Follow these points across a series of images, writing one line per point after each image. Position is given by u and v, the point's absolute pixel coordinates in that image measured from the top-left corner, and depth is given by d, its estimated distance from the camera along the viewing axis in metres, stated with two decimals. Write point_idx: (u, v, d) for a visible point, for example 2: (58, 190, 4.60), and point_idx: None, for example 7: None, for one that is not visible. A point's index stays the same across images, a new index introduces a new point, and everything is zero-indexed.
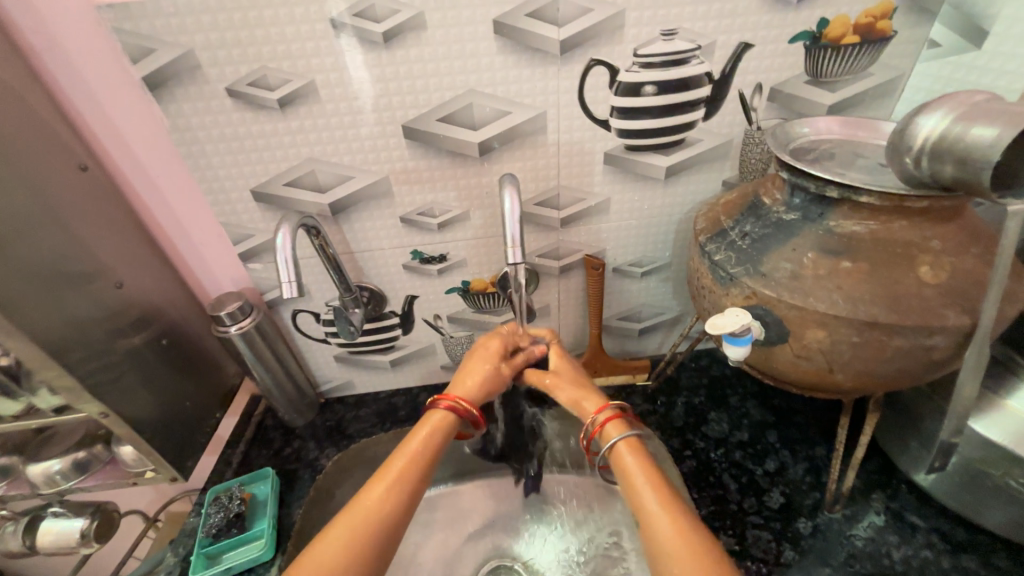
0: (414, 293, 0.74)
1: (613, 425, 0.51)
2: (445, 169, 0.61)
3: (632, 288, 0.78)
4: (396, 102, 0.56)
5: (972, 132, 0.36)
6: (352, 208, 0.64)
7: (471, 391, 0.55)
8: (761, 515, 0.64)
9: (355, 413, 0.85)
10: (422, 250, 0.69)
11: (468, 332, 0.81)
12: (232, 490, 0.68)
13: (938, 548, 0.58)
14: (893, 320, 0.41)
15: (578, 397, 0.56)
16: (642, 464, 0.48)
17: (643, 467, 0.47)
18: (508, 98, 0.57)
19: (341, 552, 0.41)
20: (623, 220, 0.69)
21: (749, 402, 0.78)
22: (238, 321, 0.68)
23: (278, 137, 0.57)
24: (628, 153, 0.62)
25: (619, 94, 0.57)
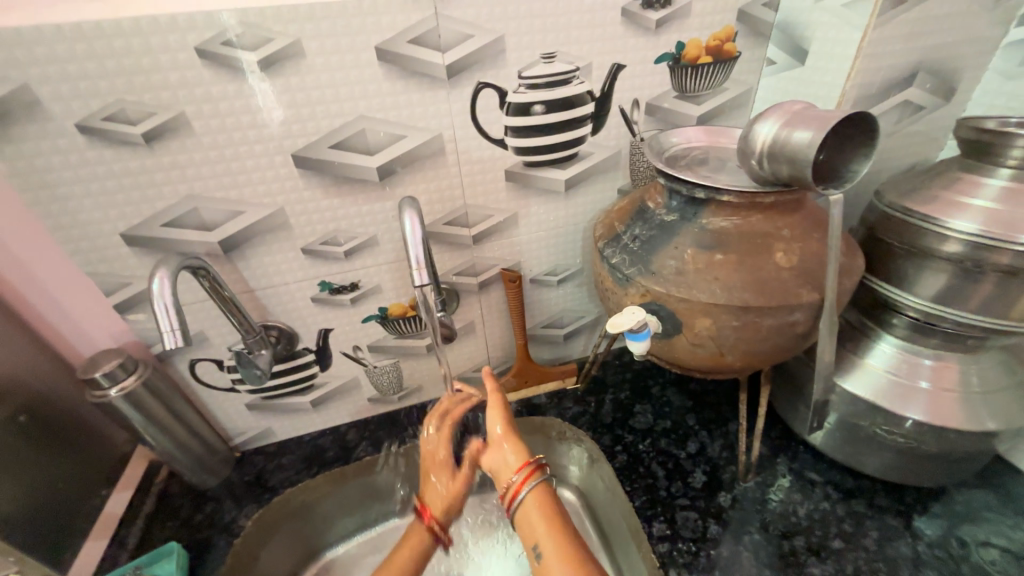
0: (329, 326, 0.71)
1: (527, 481, 0.52)
2: (345, 196, 0.60)
3: (551, 297, 0.81)
4: (281, 132, 0.54)
5: (796, 137, 0.42)
6: (246, 244, 0.60)
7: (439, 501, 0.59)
8: (688, 496, 0.68)
9: (277, 462, 0.79)
10: (330, 280, 0.66)
11: (392, 360, 0.78)
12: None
13: (833, 498, 0.66)
14: (761, 302, 0.46)
15: (504, 455, 0.56)
16: (546, 515, 0.49)
17: (547, 517, 0.49)
18: (402, 122, 0.57)
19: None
20: (532, 233, 0.72)
21: (670, 390, 0.84)
22: (118, 382, 0.60)
23: (147, 174, 0.52)
24: (528, 169, 0.65)
25: (511, 114, 0.60)
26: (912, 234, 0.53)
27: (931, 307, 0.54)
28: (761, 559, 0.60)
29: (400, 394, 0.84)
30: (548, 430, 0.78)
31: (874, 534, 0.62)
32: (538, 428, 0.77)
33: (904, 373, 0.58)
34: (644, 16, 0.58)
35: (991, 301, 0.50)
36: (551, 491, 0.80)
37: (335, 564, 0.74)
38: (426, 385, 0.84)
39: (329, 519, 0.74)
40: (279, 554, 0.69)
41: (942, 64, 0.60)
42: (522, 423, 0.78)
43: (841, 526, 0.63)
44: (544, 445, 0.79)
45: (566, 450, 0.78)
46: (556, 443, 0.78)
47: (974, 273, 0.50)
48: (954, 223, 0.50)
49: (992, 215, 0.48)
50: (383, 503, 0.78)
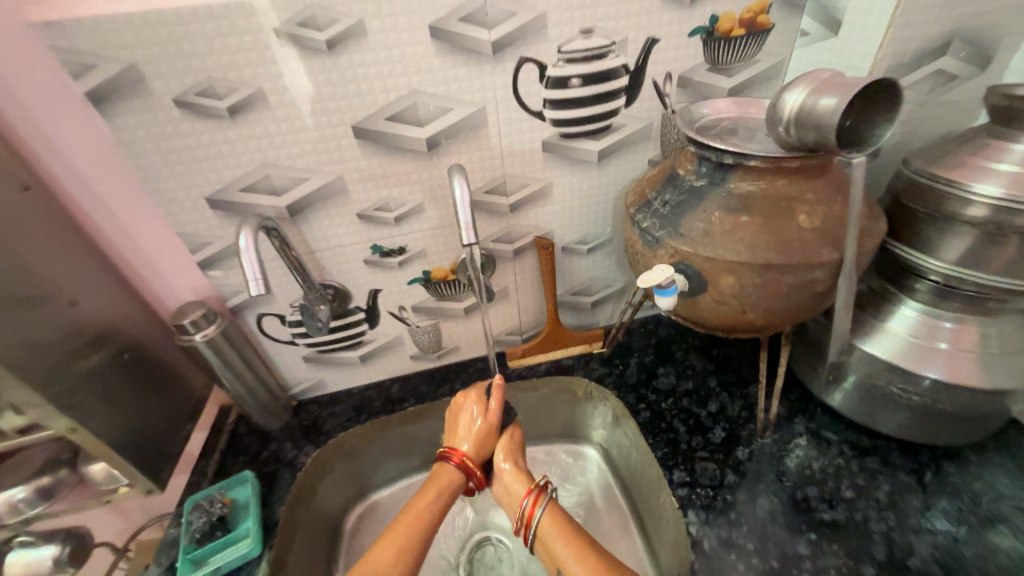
0: (378, 287, 0.78)
1: (538, 505, 0.58)
2: (397, 165, 0.66)
3: (580, 265, 0.86)
4: (344, 105, 0.60)
5: (823, 104, 0.45)
6: (309, 208, 0.66)
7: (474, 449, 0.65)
8: (707, 449, 0.73)
9: (330, 410, 0.87)
10: (381, 244, 0.73)
11: (433, 320, 0.85)
12: (211, 497, 0.68)
13: (848, 454, 0.69)
14: (782, 261, 0.50)
15: (511, 487, 0.62)
16: (560, 529, 0.56)
17: (562, 533, 0.56)
18: (450, 96, 0.62)
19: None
20: (565, 202, 0.76)
21: (692, 355, 0.88)
22: (202, 329, 0.68)
23: (229, 144, 0.59)
24: (563, 141, 0.69)
25: (550, 88, 0.64)
26: (937, 199, 0.55)
27: (947, 269, 0.56)
28: (775, 505, 0.65)
29: (439, 353, 0.91)
30: (575, 390, 0.85)
31: (886, 487, 0.65)
32: (566, 387, 0.84)
33: (923, 334, 0.61)
34: None
35: (1012, 263, 0.53)
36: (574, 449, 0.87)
37: (378, 507, 0.83)
38: (462, 346, 0.91)
39: (376, 463, 0.83)
40: (333, 489, 0.78)
41: (979, 33, 0.60)
42: (551, 382, 0.85)
43: (854, 479, 0.67)
44: (571, 405, 0.86)
45: (591, 410, 0.84)
46: (580, 404, 0.85)
47: (998, 236, 0.52)
48: (978, 187, 0.52)
49: (1016, 178, 0.50)
50: (424, 451, 0.86)
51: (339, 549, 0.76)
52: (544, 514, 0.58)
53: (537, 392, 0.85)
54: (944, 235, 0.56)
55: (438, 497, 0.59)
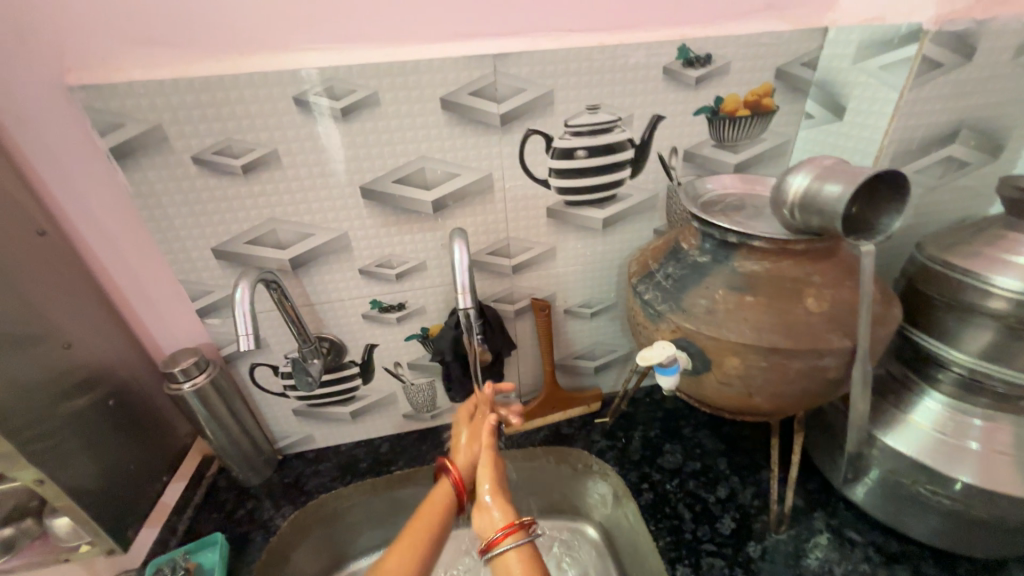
0: (375, 341, 0.76)
1: (511, 534, 0.49)
2: (401, 224, 0.66)
3: (583, 329, 0.84)
4: (353, 168, 0.61)
5: (828, 191, 0.44)
6: (312, 262, 0.67)
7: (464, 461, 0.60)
8: (715, 542, 0.66)
9: (315, 467, 0.83)
10: (381, 299, 0.72)
11: (429, 378, 0.83)
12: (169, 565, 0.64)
13: (874, 561, 0.62)
14: (789, 345, 0.47)
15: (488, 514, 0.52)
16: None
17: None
18: (457, 162, 0.64)
19: None
20: (569, 266, 0.76)
21: (701, 432, 0.83)
22: (191, 378, 0.67)
23: (241, 199, 0.61)
24: (568, 208, 0.70)
25: (555, 158, 0.66)
26: (954, 287, 0.53)
27: (963, 360, 0.54)
28: None
29: (433, 413, 0.87)
30: (573, 461, 0.79)
31: None
32: (562, 458, 0.79)
33: (950, 430, 0.56)
34: (684, 74, 0.63)
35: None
36: (572, 526, 0.80)
37: None
38: (458, 407, 0.88)
39: (357, 530, 0.77)
40: (309, 557, 0.73)
41: (988, 123, 0.60)
42: (552, 453, 0.79)
43: None
44: (569, 477, 0.80)
45: (591, 484, 0.78)
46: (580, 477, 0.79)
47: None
48: (998, 280, 0.49)
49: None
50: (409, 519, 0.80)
51: None
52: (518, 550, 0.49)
53: (532, 462, 0.80)
54: (961, 324, 0.54)
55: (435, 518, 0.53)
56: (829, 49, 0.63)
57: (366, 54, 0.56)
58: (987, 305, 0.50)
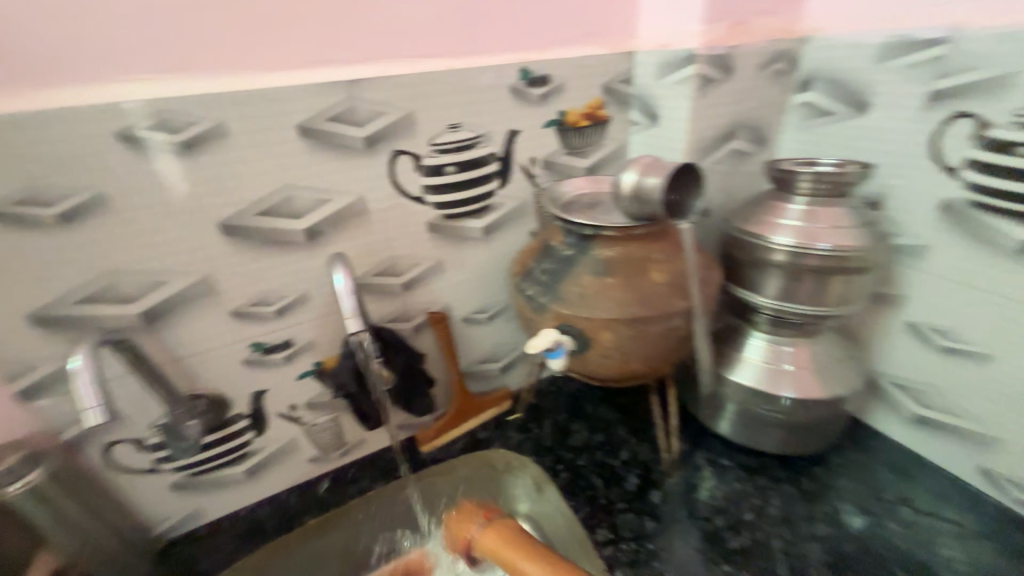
0: (262, 387, 0.71)
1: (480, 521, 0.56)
2: (274, 258, 0.63)
3: (482, 334, 0.87)
4: (207, 204, 0.57)
5: (650, 184, 0.54)
6: (170, 313, 0.60)
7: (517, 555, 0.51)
8: (625, 500, 0.74)
9: (208, 545, 0.73)
10: (262, 340, 0.67)
11: (332, 414, 0.79)
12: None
13: (742, 477, 0.76)
14: (645, 313, 0.56)
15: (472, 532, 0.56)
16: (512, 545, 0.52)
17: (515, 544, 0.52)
18: (327, 187, 0.63)
19: None
20: (459, 276, 0.79)
21: (601, 406, 0.92)
22: (19, 479, 0.55)
23: (63, 253, 0.52)
24: (447, 221, 0.73)
25: (426, 175, 0.69)
26: (752, 248, 0.68)
27: (771, 305, 0.69)
28: (692, 544, 0.67)
29: (342, 450, 0.83)
30: (494, 462, 0.80)
31: (776, 502, 0.72)
32: (484, 462, 0.79)
33: (773, 359, 0.71)
34: (529, 93, 0.71)
35: (815, 295, 0.66)
36: None
37: None
38: (369, 437, 0.85)
39: None
40: None
41: (755, 122, 0.79)
42: (472, 461, 0.79)
43: (751, 500, 0.72)
44: (494, 479, 0.80)
45: (514, 480, 0.80)
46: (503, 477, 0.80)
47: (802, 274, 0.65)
48: (777, 238, 0.65)
49: (799, 230, 0.64)
50: None
51: None
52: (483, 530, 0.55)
53: (453, 474, 0.79)
54: (763, 277, 0.69)
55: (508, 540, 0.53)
56: (640, 69, 0.76)
57: (204, 83, 0.53)
58: (774, 258, 0.66)
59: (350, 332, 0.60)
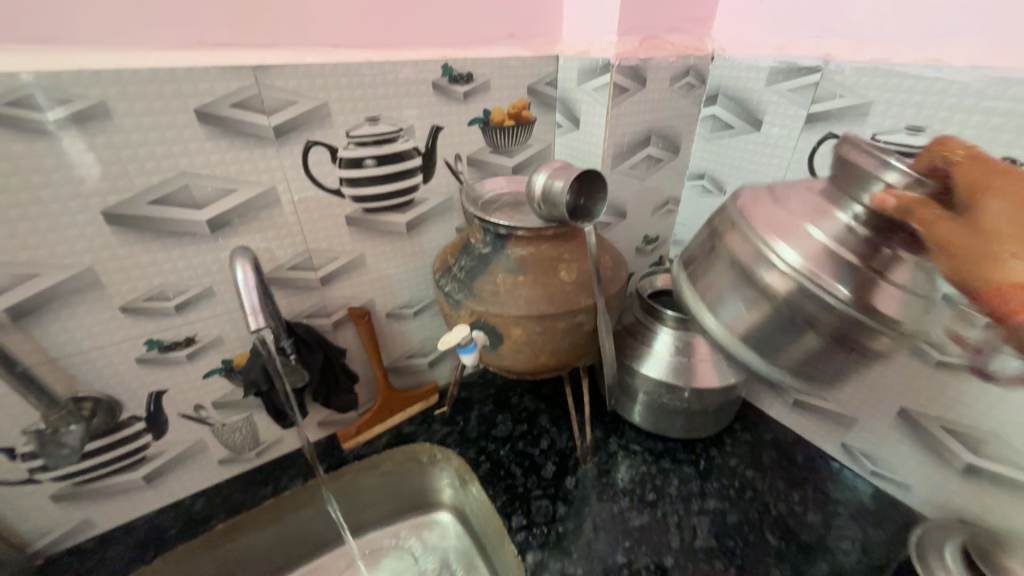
0: (161, 387, 0.66)
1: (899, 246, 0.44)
2: (171, 250, 0.59)
3: (407, 328, 0.87)
4: (87, 190, 0.52)
5: (557, 186, 0.57)
6: (44, 309, 0.55)
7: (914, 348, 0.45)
8: (541, 486, 0.78)
9: (99, 556, 0.68)
10: (159, 338, 0.63)
11: (244, 414, 0.76)
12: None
13: (648, 461, 0.82)
14: (552, 311, 0.60)
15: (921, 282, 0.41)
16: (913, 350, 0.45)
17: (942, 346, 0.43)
18: (231, 177, 0.60)
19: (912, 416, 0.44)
20: (382, 271, 0.78)
21: (525, 398, 0.95)
22: None
23: None
24: (368, 215, 0.72)
25: (344, 168, 0.67)
26: None
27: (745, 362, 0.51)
28: (598, 524, 0.73)
29: (258, 450, 0.80)
30: (418, 456, 0.84)
31: (675, 482, 0.79)
32: (407, 455, 0.83)
33: (788, 390, 0.51)
34: (452, 89, 0.71)
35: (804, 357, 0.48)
36: (424, 519, 0.83)
37: None
38: (286, 436, 0.82)
39: None
40: None
41: (668, 131, 0.85)
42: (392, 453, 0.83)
43: (653, 481, 0.79)
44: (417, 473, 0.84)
45: (438, 473, 0.84)
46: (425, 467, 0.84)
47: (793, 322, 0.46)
48: (781, 251, 0.45)
49: (819, 250, 0.44)
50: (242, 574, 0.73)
51: None
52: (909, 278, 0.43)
53: (377, 469, 0.82)
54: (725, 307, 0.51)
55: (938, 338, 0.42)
56: (562, 73, 0.79)
57: (75, 56, 0.48)
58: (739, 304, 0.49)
59: (250, 330, 0.56)
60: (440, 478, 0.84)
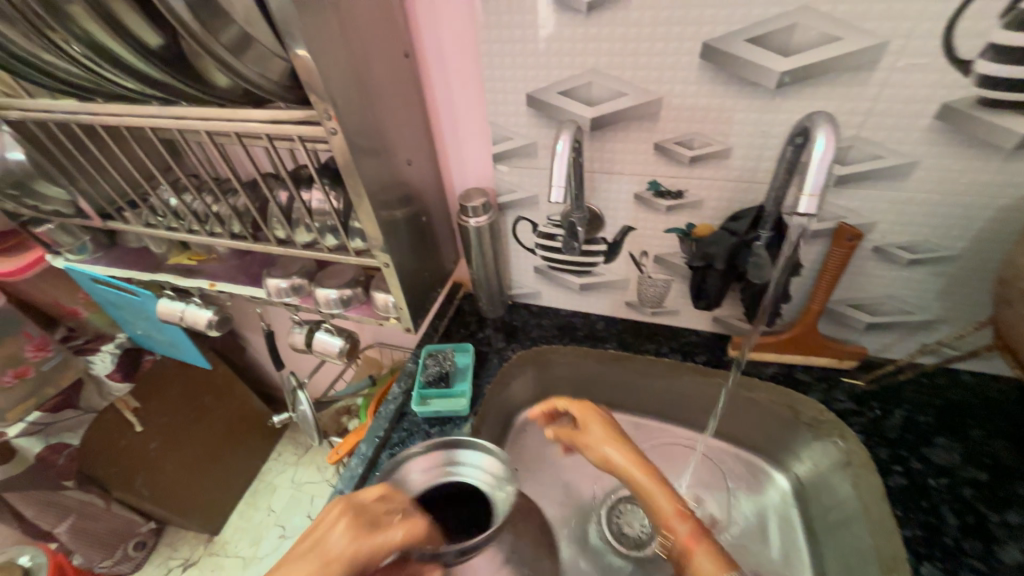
0: (634, 224, 0.74)
1: (681, 520, 0.54)
2: (728, 98, 0.57)
3: (886, 274, 0.67)
4: (707, 14, 0.52)
5: None
6: (610, 126, 0.64)
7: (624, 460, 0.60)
8: (986, 563, 0.56)
9: (537, 320, 0.93)
10: (661, 182, 0.67)
11: (668, 276, 0.80)
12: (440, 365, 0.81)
13: None
14: None
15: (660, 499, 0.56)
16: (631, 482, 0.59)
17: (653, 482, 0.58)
18: (846, 20, 0.49)
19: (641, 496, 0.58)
20: (921, 194, 0.58)
21: (997, 442, 0.66)
22: (477, 216, 0.76)
23: (572, 42, 0.58)
24: (977, 109, 0.50)
25: (1009, 28, 0.45)
26: None
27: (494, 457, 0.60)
28: None
29: (655, 310, 0.87)
30: (799, 411, 0.75)
31: None
32: (789, 403, 0.75)
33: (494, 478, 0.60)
34: None
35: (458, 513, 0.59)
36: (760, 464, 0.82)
37: None
38: (682, 312, 0.85)
39: (557, 382, 0.90)
40: (523, 385, 0.88)
41: None
42: (773, 391, 0.76)
43: None
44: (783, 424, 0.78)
45: (810, 439, 0.75)
46: (810, 425, 0.74)
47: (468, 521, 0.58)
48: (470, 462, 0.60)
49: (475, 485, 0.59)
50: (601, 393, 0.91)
51: (507, 439, 0.87)
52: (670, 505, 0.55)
53: (750, 393, 0.78)
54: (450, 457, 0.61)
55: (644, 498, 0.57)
56: None
57: None
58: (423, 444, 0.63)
59: (793, 211, 0.49)
60: (805, 446, 0.76)
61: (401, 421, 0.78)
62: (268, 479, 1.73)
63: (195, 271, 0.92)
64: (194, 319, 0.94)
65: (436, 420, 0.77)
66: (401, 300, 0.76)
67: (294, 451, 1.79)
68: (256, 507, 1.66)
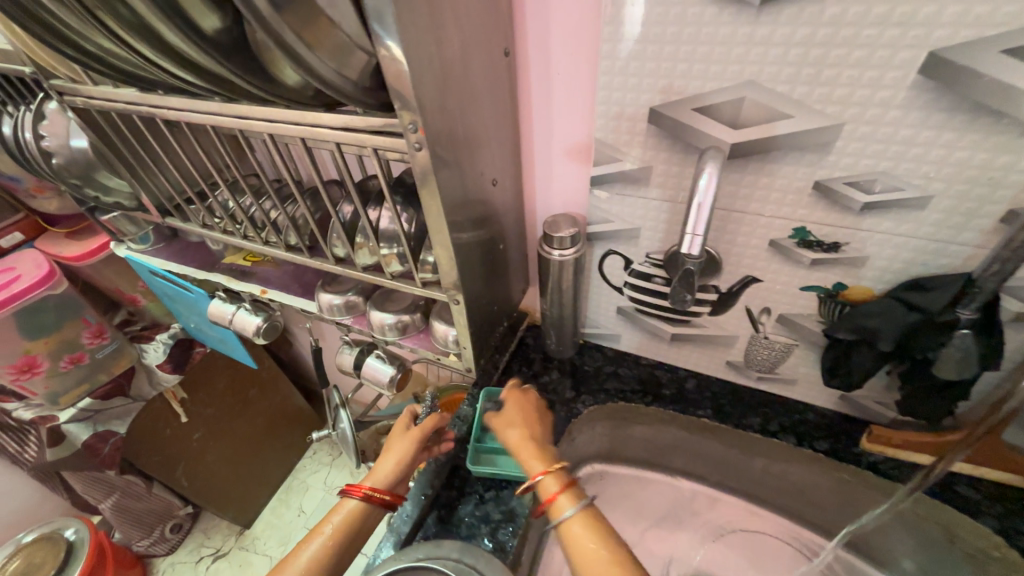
0: (759, 275, 0.60)
1: (552, 471, 0.53)
2: (945, 131, 0.41)
3: None
4: (948, 12, 0.36)
5: None
6: (758, 156, 0.49)
7: (552, 481, 0.52)
8: None
9: (613, 367, 0.80)
10: (812, 230, 0.52)
11: (792, 341, 0.64)
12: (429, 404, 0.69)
13: None
14: None
15: (560, 505, 0.50)
16: (584, 519, 0.48)
17: (587, 521, 0.48)
18: None
19: (599, 546, 0.46)
20: None
21: None
22: (562, 249, 0.63)
23: (727, 45, 0.44)
24: None
25: None
26: None
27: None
28: None
29: (764, 376, 0.71)
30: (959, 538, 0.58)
31: None
32: (949, 527, 0.58)
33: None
34: None
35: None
36: None
37: (619, 483, 0.79)
38: (801, 382, 0.69)
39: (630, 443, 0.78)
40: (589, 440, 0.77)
41: None
42: (928, 508, 0.59)
43: None
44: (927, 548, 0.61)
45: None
46: (972, 558, 0.57)
47: None
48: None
49: None
50: (683, 461, 0.78)
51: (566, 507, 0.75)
52: (565, 491, 0.51)
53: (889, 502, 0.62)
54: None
55: (585, 544, 0.46)
56: None
57: None
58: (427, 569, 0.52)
59: None
60: None
61: (454, 475, 0.68)
62: (301, 478, 1.70)
63: (249, 274, 0.86)
64: (243, 324, 0.89)
65: (493, 482, 0.66)
66: (466, 338, 0.66)
67: (329, 451, 1.76)
68: (287, 506, 1.63)
